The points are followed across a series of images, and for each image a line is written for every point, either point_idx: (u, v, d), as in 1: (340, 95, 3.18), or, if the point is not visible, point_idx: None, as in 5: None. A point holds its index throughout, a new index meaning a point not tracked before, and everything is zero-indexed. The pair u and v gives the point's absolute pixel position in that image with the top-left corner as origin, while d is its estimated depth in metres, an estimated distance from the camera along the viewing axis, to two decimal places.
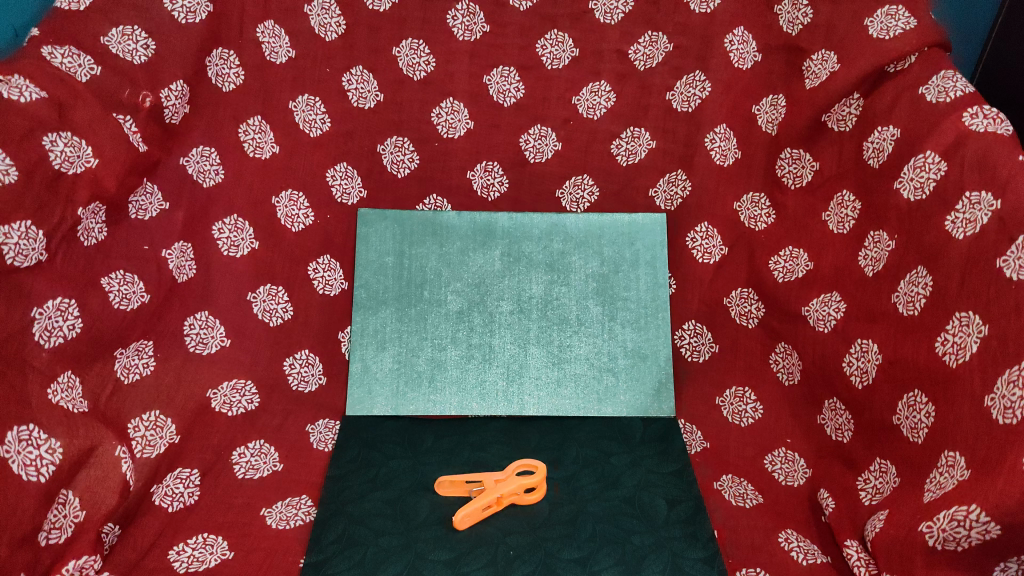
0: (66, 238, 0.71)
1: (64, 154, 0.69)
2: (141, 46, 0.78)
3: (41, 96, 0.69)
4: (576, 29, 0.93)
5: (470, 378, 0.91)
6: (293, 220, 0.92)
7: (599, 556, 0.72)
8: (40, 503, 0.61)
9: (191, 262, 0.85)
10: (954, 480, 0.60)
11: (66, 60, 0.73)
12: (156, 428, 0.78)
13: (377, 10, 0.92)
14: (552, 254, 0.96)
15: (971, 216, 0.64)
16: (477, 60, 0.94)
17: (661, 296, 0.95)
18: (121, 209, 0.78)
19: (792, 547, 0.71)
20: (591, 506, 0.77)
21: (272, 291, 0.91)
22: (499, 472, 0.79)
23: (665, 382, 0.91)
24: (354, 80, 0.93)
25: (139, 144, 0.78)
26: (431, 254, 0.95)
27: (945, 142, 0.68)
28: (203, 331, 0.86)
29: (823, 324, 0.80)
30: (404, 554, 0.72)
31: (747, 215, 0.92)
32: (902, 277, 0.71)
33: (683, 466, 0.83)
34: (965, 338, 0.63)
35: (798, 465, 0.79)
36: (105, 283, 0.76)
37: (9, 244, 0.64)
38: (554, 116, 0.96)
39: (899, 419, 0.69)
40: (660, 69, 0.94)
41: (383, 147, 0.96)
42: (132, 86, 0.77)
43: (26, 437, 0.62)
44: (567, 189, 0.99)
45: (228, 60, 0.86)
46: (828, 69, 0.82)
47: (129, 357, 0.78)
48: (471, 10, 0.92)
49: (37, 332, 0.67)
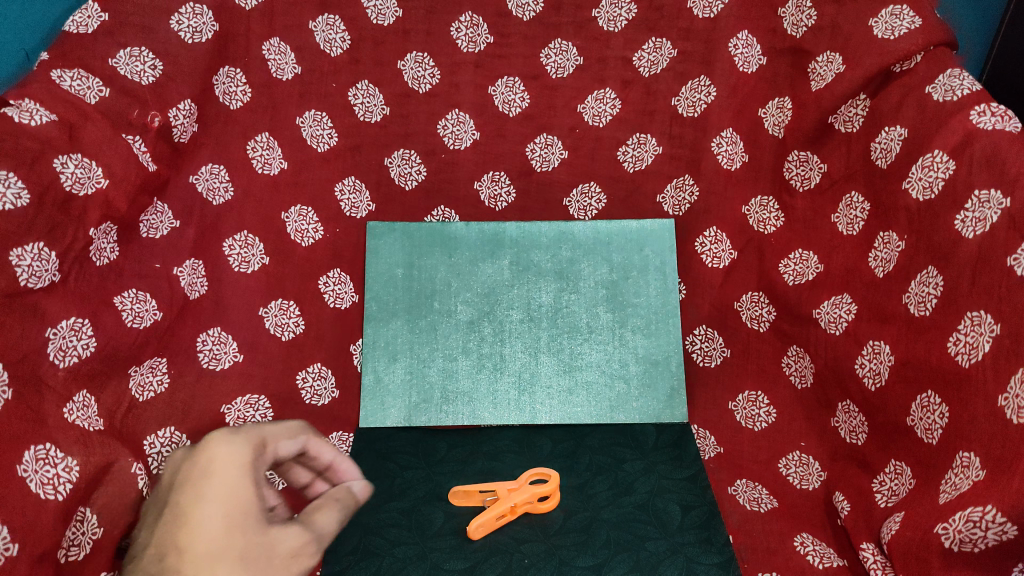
0: (80, 257, 0.72)
1: (75, 175, 0.70)
2: (149, 66, 0.79)
3: (50, 118, 0.70)
4: (580, 38, 0.94)
5: (481, 388, 0.90)
6: (303, 234, 0.93)
7: (613, 563, 0.73)
8: (59, 520, 0.62)
9: (202, 279, 0.85)
10: (969, 480, 0.60)
11: (75, 83, 0.74)
12: (172, 444, 0.78)
13: (382, 24, 0.93)
14: (560, 262, 0.95)
15: (981, 214, 0.64)
16: (482, 70, 0.95)
17: (671, 302, 0.93)
18: (132, 228, 0.78)
19: (808, 551, 0.72)
20: (605, 513, 0.78)
21: (284, 305, 0.90)
22: (513, 481, 0.79)
23: (678, 388, 0.90)
24: (359, 95, 0.94)
25: (148, 163, 0.79)
26: (440, 265, 0.95)
27: (954, 140, 0.68)
28: (217, 347, 0.85)
29: (834, 327, 0.80)
30: (420, 565, 0.73)
31: (756, 219, 0.92)
32: (913, 277, 0.71)
33: (696, 472, 0.83)
34: (977, 338, 0.63)
35: (812, 468, 0.79)
36: (118, 302, 0.76)
37: (22, 266, 0.65)
38: (560, 125, 0.97)
39: (913, 420, 0.69)
40: (664, 75, 0.94)
41: (391, 160, 0.97)
42: (141, 106, 0.78)
43: (44, 456, 0.63)
44: (575, 198, 0.98)
45: (234, 78, 0.87)
46: (834, 71, 0.83)
47: (143, 375, 0.78)
48: (474, 22, 0.94)
49: (53, 352, 0.68)
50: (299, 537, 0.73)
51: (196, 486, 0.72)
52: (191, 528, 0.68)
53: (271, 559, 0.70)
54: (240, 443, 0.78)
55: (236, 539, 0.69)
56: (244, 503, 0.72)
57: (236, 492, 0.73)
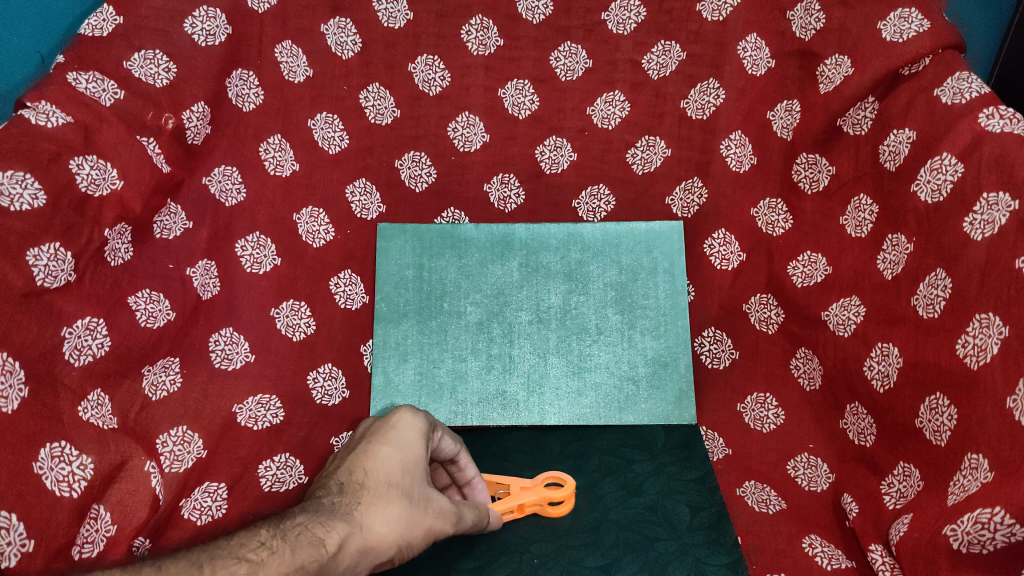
0: (95, 258, 0.73)
1: (90, 176, 0.72)
2: (163, 69, 0.80)
3: (66, 120, 0.72)
4: (589, 41, 0.95)
5: (491, 389, 0.90)
6: (314, 236, 0.93)
7: (622, 564, 0.75)
8: (74, 517, 0.64)
9: (215, 279, 0.86)
10: (976, 482, 0.61)
11: (91, 85, 0.75)
12: (184, 443, 0.79)
13: (392, 27, 0.94)
14: (569, 264, 0.95)
15: (989, 217, 0.65)
16: (492, 73, 0.96)
17: (680, 303, 0.92)
18: (146, 229, 0.80)
19: (816, 553, 0.73)
20: (614, 514, 0.79)
21: (295, 305, 0.90)
22: (529, 479, 0.79)
23: (686, 390, 0.89)
24: (371, 97, 0.95)
25: (162, 164, 0.80)
26: (449, 266, 0.95)
27: (962, 143, 0.69)
28: (229, 347, 0.85)
29: (843, 329, 0.80)
30: (429, 564, 0.74)
31: (764, 221, 0.92)
32: (920, 279, 0.71)
33: (705, 472, 0.83)
34: (985, 340, 0.63)
35: (821, 470, 0.79)
36: (133, 302, 0.77)
37: (39, 265, 0.67)
38: (570, 127, 0.97)
39: (921, 422, 0.69)
40: (674, 78, 0.95)
41: (401, 163, 0.97)
42: (155, 108, 0.79)
43: (59, 454, 0.64)
44: (584, 199, 0.98)
45: (247, 80, 0.88)
46: (842, 73, 0.83)
47: (156, 374, 0.78)
48: (485, 25, 0.95)
49: (67, 350, 0.69)
50: (441, 504, 0.64)
51: (386, 433, 0.64)
52: (376, 454, 0.62)
53: (422, 512, 0.61)
54: (419, 414, 0.67)
55: (404, 480, 0.61)
56: (417, 454, 0.63)
57: (407, 446, 0.63)
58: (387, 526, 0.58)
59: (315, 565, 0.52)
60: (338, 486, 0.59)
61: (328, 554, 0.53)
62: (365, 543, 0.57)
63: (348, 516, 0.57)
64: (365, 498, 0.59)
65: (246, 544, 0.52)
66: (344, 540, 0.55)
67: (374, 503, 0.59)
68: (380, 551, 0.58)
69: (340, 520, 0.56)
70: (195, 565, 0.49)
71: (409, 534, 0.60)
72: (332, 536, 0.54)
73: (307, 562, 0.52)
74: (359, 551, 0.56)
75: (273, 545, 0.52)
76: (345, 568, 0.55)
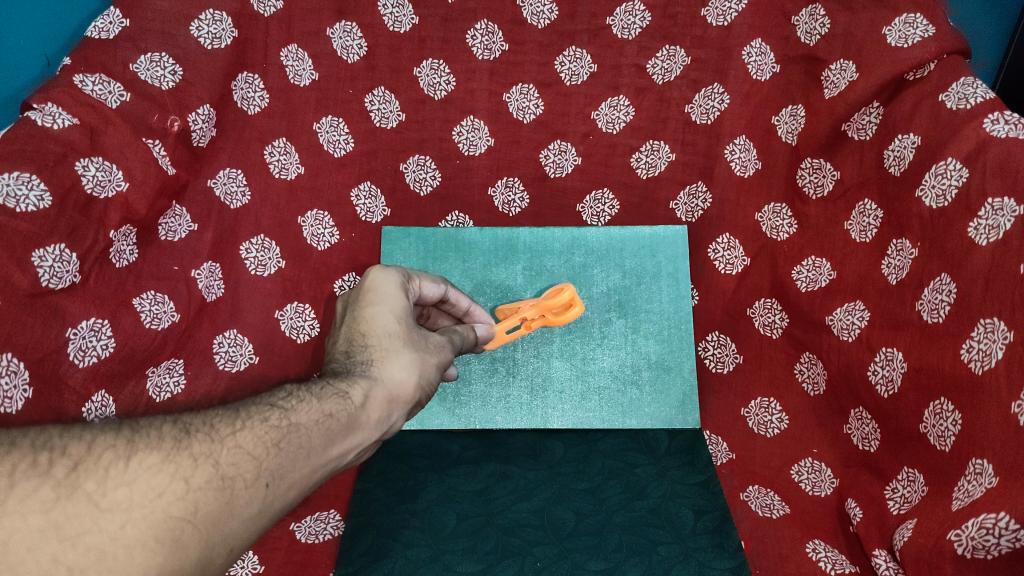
0: (99, 259, 0.74)
1: (95, 178, 0.73)
2: (169, 72, 0.81)
3: (72, 123, 0.73)
4: (594, 45, 0.96)
5: (494, 392, 0.90)
6: (319, 238, 0.92)
7: (625, 567, 0.74)
8: None
9: (220, 282, 0.85)
10: (981, 488, 0.61)
11: (97, 87, 0.76)
12: None
13: (398, 31, 0.95)
14: (573, 268, 0.94)
15: (994, 222, 0.65)
16: (497, 78, 0.96)
17: (684, 308, 0.92)
18: (151, 231, 0.80)
19: (821, 557, 0.73)
20: (616, 516, 0.78)
21: (299, 308, 0.89)
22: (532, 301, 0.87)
23: (690, 393, 0.89)
24: (376, 101, 0.95)
25: (168, 167, 0.80)
26: (453, 269, 0.93)
27: (967, 149, 0.69)
28: (232, 349, 0.85)
29: (847, 334, 0.80)
30: (433, 567, 0.75)
31: (768, 225, 0.91)
32: (925, 284, 0.71)
33: (708, 477, 0.81)
34: (990, 346, 0.63)
35: (825, 475, 0.79)
36: (137, 304, 0.77)
37: (44, 267, 0.69)
38: (574, 131, 0.97)
39: (926, 426, 0.69)
40: (678, 82, 0.95)
41: (406, 166, 0.97)
42: (160, 111, 0.80)
43: None
44: (589, 203, 0.98)
45: (252, 84, 0.89)
46: (847, 79, 0.83)
47: (160, 376, 0.78)
48: (490, 29, 0.95)
49: (71, 351, 0.71)
50: (440, 337, 0.63)
51: (365, 297, 0.61)
52: (367, 316, 0.59)
53: (426, 349, 0.59)
54: (389, 269, 0.64)
55: (401, 329, 0.59)
56: (401, 302, 0.61)
57: (390, 298, 0.61)
58: (404, 371, 0.56)
59: (341, 414, 0.50)
60: (344, 351, 0.58)
61: (353, 405, 0.51)
62: (389, 392, 0.55)
63: (365, 371, 0.55)
64: (375, 354, 0.57)
65: (275, 396, 0.51)
66: (366, 392, 0.53)
67: (383, 355, 0.56)
68: (405, 395, 0.56)
69: (357, 376, 0.54)
70: (232, 410, 0.49)
71: (425, 372, 0.58)
72: (354, 388, 0.53)
73: (332, 411, 0.50)
74: (386, 400, 0.54)
75: (300, 395, 0.51)
76: (377, 418, 0.53)
